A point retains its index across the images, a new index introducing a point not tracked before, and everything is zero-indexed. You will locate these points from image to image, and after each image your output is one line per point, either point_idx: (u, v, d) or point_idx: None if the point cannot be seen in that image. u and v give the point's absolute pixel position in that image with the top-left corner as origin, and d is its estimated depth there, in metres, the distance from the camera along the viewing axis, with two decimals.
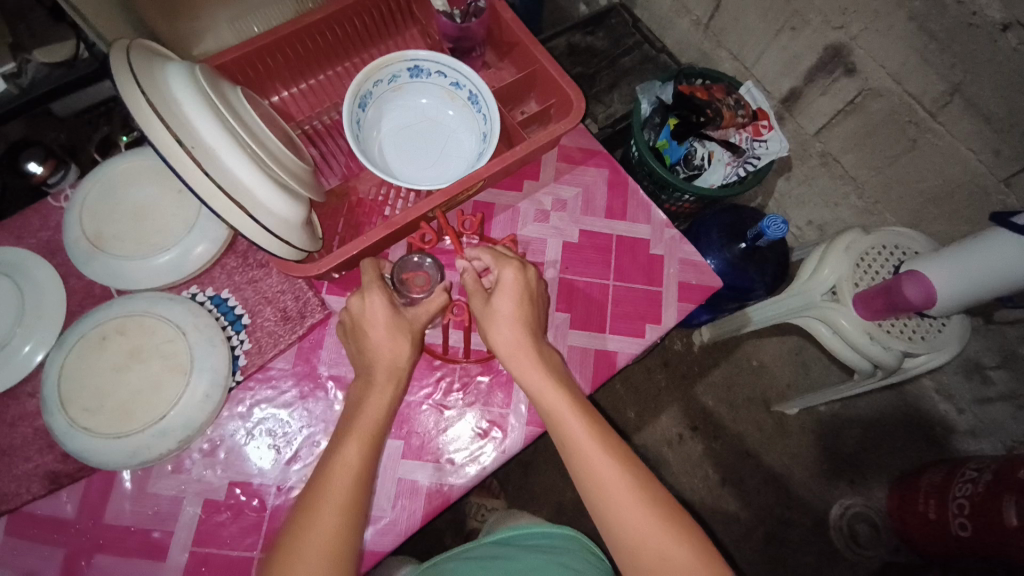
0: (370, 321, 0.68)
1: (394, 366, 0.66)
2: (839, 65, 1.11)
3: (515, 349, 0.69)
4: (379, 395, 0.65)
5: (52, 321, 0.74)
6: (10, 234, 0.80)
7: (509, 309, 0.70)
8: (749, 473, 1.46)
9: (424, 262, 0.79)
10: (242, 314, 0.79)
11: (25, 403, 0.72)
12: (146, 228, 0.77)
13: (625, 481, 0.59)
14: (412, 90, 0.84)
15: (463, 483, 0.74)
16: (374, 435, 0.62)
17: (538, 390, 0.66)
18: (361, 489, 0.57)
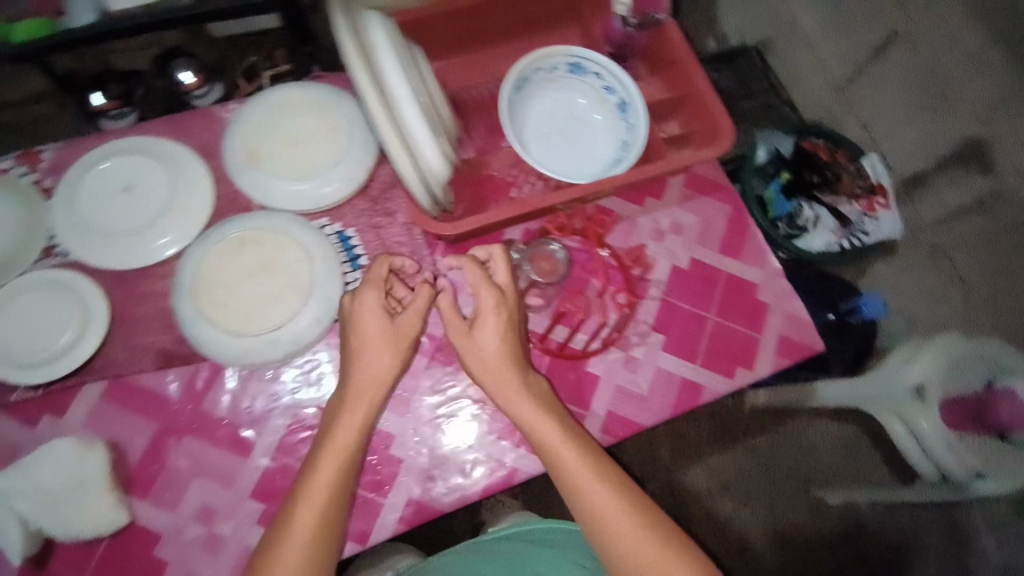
0: (360, 329, 0.68)
1: (373, 382, 0.68)
2: (977, 160, 1.08)
3: (497, 383, 0.69)
4: (352, 419, 0.66)
5: (197, 217, 0.80)
6: (172, 129, 0.85)
7: (495, 342, 0.70)
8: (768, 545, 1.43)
9: (555, 251, 0.84)
10: (361, 255, 0.82)
11: (157, 282, 0.78)
12: (295, 154, 0.82)
13: (625, 517, 0.63)
14: (565, 85, 0.84)
15: (530, 469, 0.76)
16: (348, 450, 0.65)
17: (533, 423, 0.68)
18: (338, 499, 0.63)
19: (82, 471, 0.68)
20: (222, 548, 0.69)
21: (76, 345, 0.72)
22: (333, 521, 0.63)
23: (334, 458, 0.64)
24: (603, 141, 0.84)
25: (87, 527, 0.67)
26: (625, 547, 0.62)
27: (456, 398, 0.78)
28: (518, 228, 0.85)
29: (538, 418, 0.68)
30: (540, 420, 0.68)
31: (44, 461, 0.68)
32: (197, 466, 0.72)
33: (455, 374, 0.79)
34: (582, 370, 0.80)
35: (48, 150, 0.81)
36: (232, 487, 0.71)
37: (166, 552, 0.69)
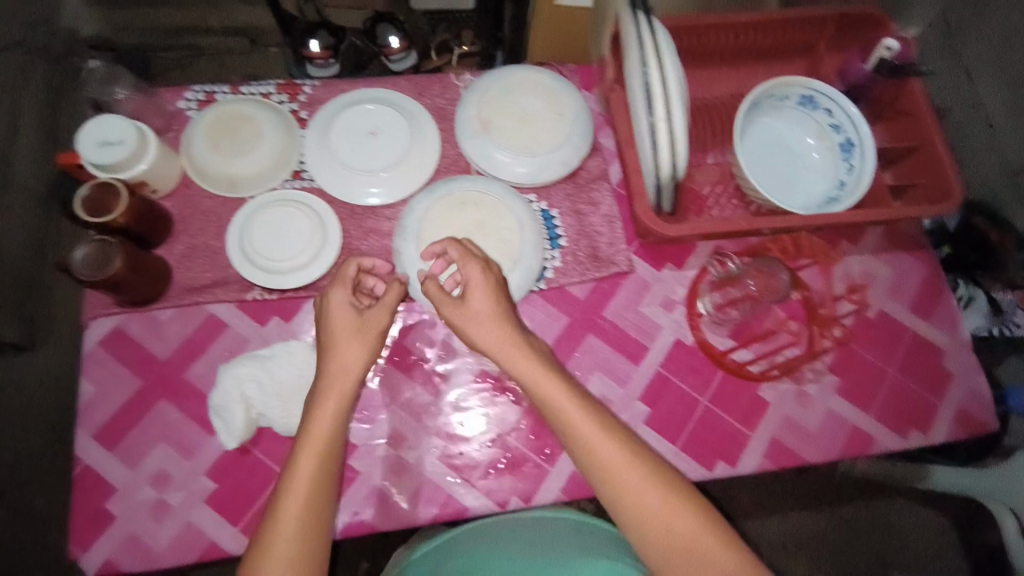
0: (334, 322, 0.70)
1: (347, 371, 0.68)
2: None
3: (493, 345, 0.69)
4: (325, 406, 0.66)
5: (426, 172, 0.87)
6: (413, 88, 0.93)
7: (488, 308, 0.70)
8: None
9: (781, 274, 0.81)
10: (561, 236, 0.86)
11: (383, 222, 0.85)
12: (520, 131, 0.86)
13: (639, 485, 0.64)
14: (789, 116, 0.85)
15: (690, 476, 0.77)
16: (327, 443, 0.65)
17: (531, 380, 0.67)
18: (321, 482, 0.64)
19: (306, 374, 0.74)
20: (404, 474, 0.75)
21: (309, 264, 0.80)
22: (324, 495, 0.64)
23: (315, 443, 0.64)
24: (818, 176, 0.84)
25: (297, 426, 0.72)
26: (642, 513, 0.63)
27: (630, 391, 0.79)
28: (710, 247, 0.85)
29: (533, 371, 0.68)
30: (541, 372, 0.68)
31: (278, 357, 0.74)
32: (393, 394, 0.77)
33: (632, 365, 0.80)
34: (753, 393, 0.81)
35: (308, 86, 0.91)
36: (420, 421, 0.77)
37: (359, 464, 0.75)
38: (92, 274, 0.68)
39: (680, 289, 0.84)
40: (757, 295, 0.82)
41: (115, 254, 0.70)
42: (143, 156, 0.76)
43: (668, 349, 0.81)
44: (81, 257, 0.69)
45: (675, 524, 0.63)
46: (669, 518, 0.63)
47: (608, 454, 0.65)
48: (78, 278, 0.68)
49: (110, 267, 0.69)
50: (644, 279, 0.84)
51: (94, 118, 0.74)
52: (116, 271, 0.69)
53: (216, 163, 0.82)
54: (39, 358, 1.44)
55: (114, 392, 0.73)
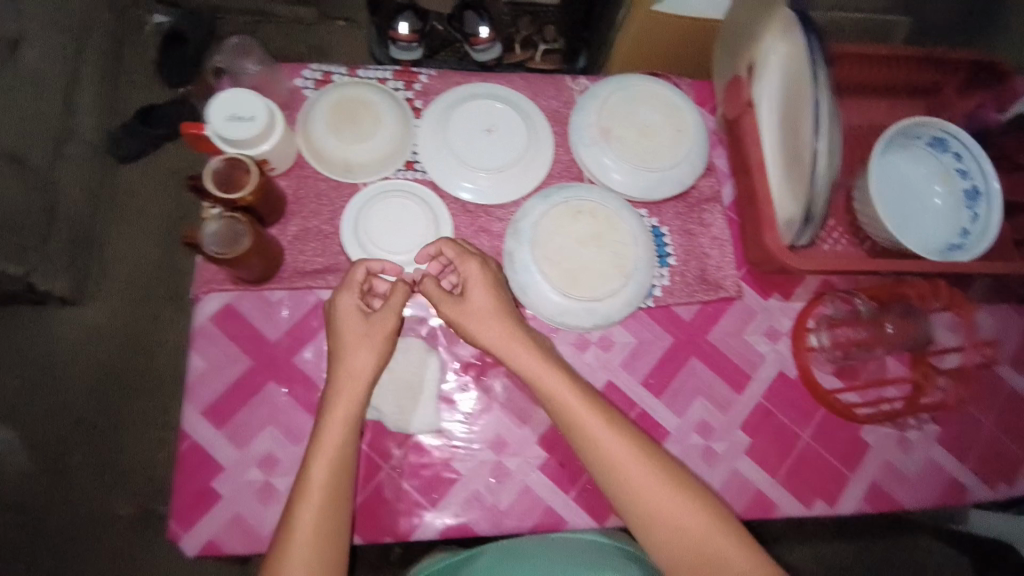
0: (342, 326, 0.68)
1: (358, 375, 0.66)
2: None
3: (501, 341, 0.69)
4: (337, 412, 0.65)
5: (539, 175, 0.86)
6: (528, 87, 0.91)
7: (486, 303, 0.70)
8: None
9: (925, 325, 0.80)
10: (670, 255, 0.85)
11: (495, 223, 0.84)
12: (641, 143, 0.84)
13: (651, 484, 0.65)
14: (913, 153, 0.85)
15: (788, 511, 0.78)
16: (342, 447, 0.64)
17: (532, 371, 0.68)
18: (337, 486, 0.63)
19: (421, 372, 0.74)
20: (504, 479, 0.74)
21: None
22: (341, 498, 0.63)
23: (330, 443, 0.64)
24: (936, 222, 0.84)
25: (410, 423, 0.72)
26: (654, 509, 0.64)
27: (731, 418, 0.79)
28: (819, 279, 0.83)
29: (535, 364, 0.69)
30: (541, 365, 0.68)
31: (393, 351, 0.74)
32: (498, 398, 0.76)
33: (735, 393, 0.80)
34: (854, 434, 0.82)
35: (424, 75, 0.89)
36: (523, 428, 0.75)
37: (461, 466, 0.73)
38: (221, 250, 0.67)
39: (784, 320, 0.83)
40: (887, 341, 0.80)
41: (245, 234, 0.69)
42: (273, 135, 0.74)
43: (770, 381, 0.81)
44: (212, 232, 0.68)
45: (680, 521, 0.64)
46: (670, 511, 0.64)
47: (610, 447, 0.65)
48: (207, 253, 0.67)
49: (239, 246, 0.68)
50: (751, 307, 0.83)
51: (231, 90, 0.72)
52: (245, 251, 0.68)
53: (335, 145, 0.80)
54: (90, 314, 1.47)
55: (224, 370, 0.73)
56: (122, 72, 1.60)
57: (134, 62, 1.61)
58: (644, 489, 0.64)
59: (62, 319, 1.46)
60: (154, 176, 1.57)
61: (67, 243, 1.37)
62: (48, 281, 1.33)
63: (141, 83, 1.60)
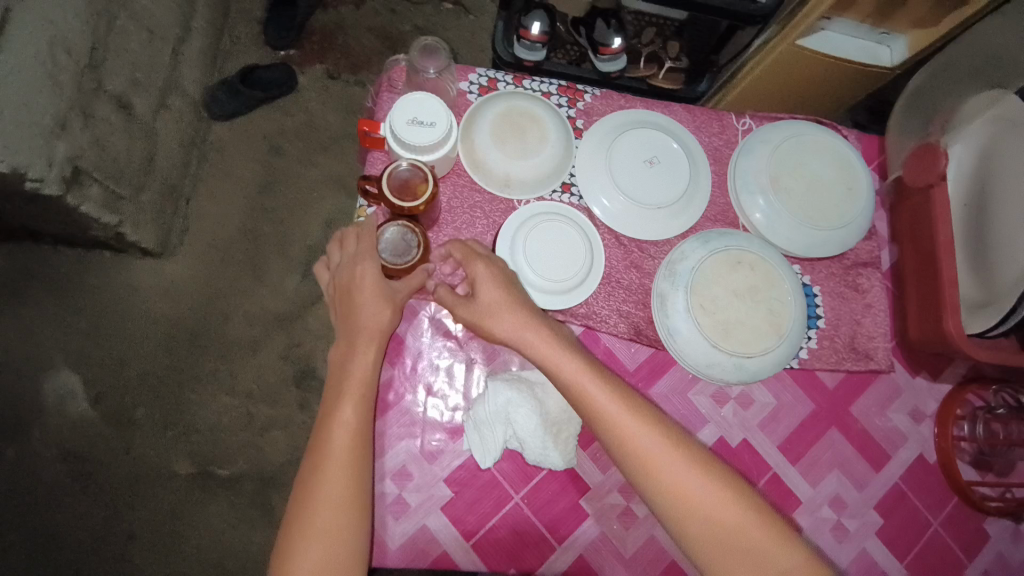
0: (360, 289, 0.66)
1: (374, 328, 0.66)
2: None
3: (516, 332, 0.66)
4: (356, 365, 0.64)
5: (694, 216, 0.84)
6: (692, 121, 0.90)
7: (494, 295, 0.68)
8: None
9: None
10: (819, 316, 0.82)
11: (647, 260, 0.83)
12: (809, 198, 0.82)
13: (686, 470, 0.57)
14: None
15: None
16: (362, 397, 0.63)
17: (553, 362, 0.64)
18: (359, 443, 0.61)
19: (566, 408, 0.71)
20: (632, 528, 0.71)
21: (572, 288, 0.78)
22: (360, 452, 0.61)
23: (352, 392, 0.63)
24: None
25: (549, 460, 0.69)
26: (689, 500, 0.56)
27: (866, 496, 0.77)
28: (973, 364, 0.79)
29: (558, 354, 0.64)
30: (561, 354, 0.64)
31: (541, 383, 0.71)
32: None
33: (871, 471, 0.77)
34: (983, 530, 0.79)
35: (589, 94, 0.88)
36: None
37: (590, 508, 0.71)
38: (395, 261, 0.70)
39: (932, 402, 0.81)
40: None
41: (415, 247, 0.72)
42: (440, 148, 0.72)
43: (910, 463, 0.78)
44: (387, 241, 0.71)
45: (718, 514, 0.56)
46: (703, 501, 0.56)
47: (647, 442, 0.59)
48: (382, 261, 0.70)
49: (411, 260, 0.71)
50: (897, 382, 0.81)
51: (418, 93, 0.71)
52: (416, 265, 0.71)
53: (499, 158, 0.79)
54: (170, 268, 1.39)
55: None
56: (227, 24, 1.53)
57: (241, 16, 1.54)
58: (688, 491, 0.57)
59: (140, 271, 1.37)
60: (248, 135, 1.48)
61: (157, 194, 1.31)
62: (134, 231, 1.26)
63: (246, 37, 1.53)
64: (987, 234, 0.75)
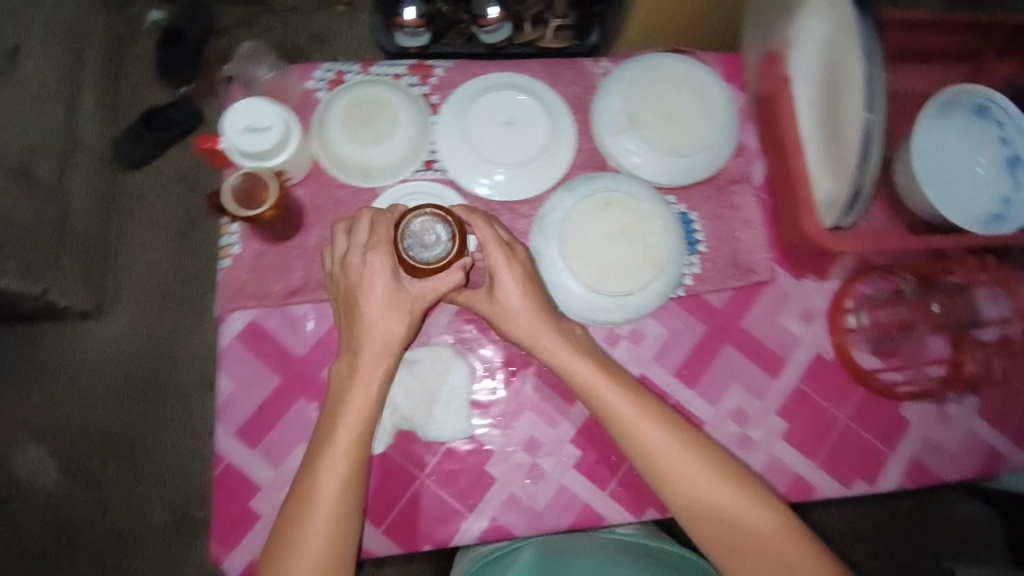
0: (369, 291, 0.66)
1: (385, 342, 0.66)
2: None
3: (528, 338, 0.68)
4: (353, 398, 0.64)
5: (561, 167, 0.83)
6: (547, 73, 0.89)
7: (517, 298, 0.69)
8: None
9: (980, 304, 0.78)
10: (699, 241, 0.83)
11: (519, 220, 0.84)
12: (670, 129, 0.83)
13: (696, 470, 0.64)
14: (961, 127, 0.80)
15: (829, 493, 0.77)
16: (359, 440, 0.63)
17: (564, 363, 0.68)
18: (353, 486, 0.62)
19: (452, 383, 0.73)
20: (539, 482, 0.73)
21: None
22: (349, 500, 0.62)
23: (351, 418, 0.63)
24: (980, 195, 0.79)
25: (444, 432, 0.72)
26: (697, 495, 0.63)
27: (768, 404, 0.79)
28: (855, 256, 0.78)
29: (573, 358, 0.68)
30: (574, 359, 0.68)
31: (425, 363, 0.73)
32: (530, 399, 0.75)
33: (769, 378, 0.79)
34: (891, 411, 0.80)
35: (440, 68, 0.86)
36: (556, 427, 0.75)
37: (496, 472, 0.73)
38: (423, 258, 0.66)
39: (821, 301, 0.82)
40: (938, 320, 0.79)
41: (447, 240, 0.67)
42: (284, 149, 0.72)
43: (808, 364, 0.80)
44: (414, 237, 0.67)
45: (723, 510, 0.63)
46: (713, 499, 0.63)
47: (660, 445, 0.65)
48: (408, 257, 0.66)
49: (444, 256, 0.66)
50: (784, 291, 0.82)
51: (244, 100, 0.70)
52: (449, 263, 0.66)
53: (353, 150, 0.79)
54: (114, 326, 1.39)
55: (254, 389, 0.72)
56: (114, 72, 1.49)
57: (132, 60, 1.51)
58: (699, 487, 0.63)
59: (85, 336, 1.38)
60: (164, 178, 1.46)
61: (81, 254, 1.31)
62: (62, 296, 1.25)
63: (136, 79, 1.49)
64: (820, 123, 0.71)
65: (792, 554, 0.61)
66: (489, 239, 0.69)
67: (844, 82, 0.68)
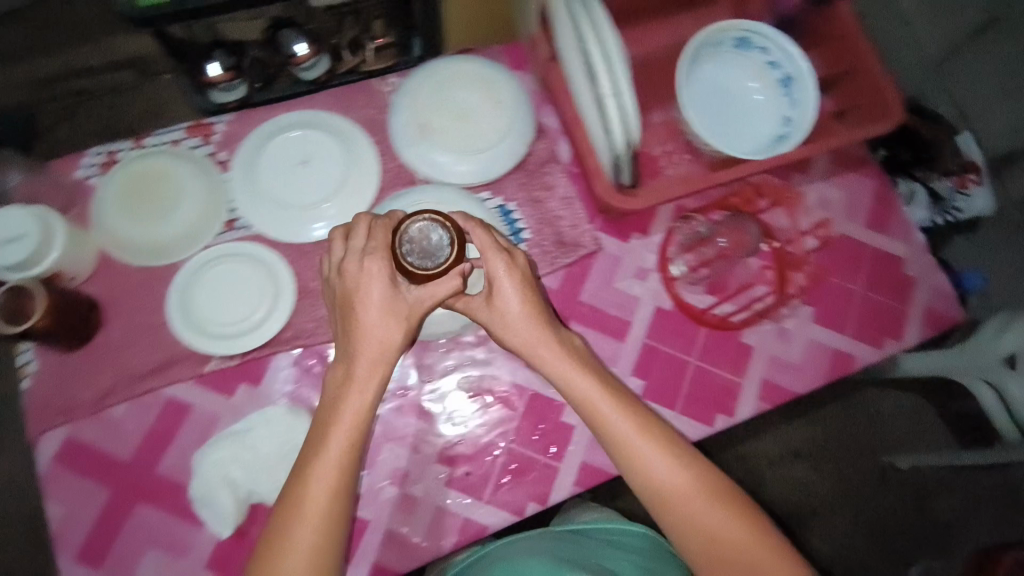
0: (364, 299, 0.62)
1: (382, 350, 0.62)
2: None
3: (526, 346, 0.66)
4: (347, 409, 0.61)
5: (367, 191, 0.81)
6: (334, 99, 0.85)
7: (516, 304, 0.66)
8: (834, 534, 1.61)
9: (752, 228, 0.87)
10: (523, 229, 0.84)
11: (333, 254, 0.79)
12: (465, 128, 0.82)
13: (691, 489, 0.63)
14: (729, 62, 0.84)
15: (694, 434, 0.80)
16: (356, 444, 0.61)
17: (570, 376, 0.65)
18: (342, 494, 0.60)
19: (294, 434, 0.71)
20: (414, 509, 0.74)
21: (266, 322, 0.74)
22: (340, 512, 0.60)
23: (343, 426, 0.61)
24: (761, 117, 0.84)
25: None
26: (692, 515, 0.63)
27: (621, 368, 0.81)
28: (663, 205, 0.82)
29: (570, 369, 0.66)
30: (576, 372, 0.66)
31: (257, 425, 0.72)
32: (389, 430, 0.76)
33: (618, 343, 0.82)
34: (736, 340, 0.83)
35: (219, 123, 0.81)
36: (419, 451, 0.75)
37: (367, 513, 0.73)
38: (423, 264, 0.62)
39: (649, 256, 0.84)
40: (729, 251, 0.86)
41: (449, 244, 0.63)
42: (53, 247, 0.69)
43: (650, 319, 0.83)
44: (416, 242, 0.63)
45: (719, 534, 0.62)
46: (711, 526, 0.62)
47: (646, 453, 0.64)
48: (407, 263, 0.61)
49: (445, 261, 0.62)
50: (614, 254, 0.84)
51: None
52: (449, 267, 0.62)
53: (138, 232, 0.75)
54: None
55: (84, 508, 0.70)
56: None
57: None
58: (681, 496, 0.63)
59: None
60: None
61: None
62: None
63: None
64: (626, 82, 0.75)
65: (763, 557, 0.62)
66: (488, 246, 0.66)
67: (574, 48, 0.68)
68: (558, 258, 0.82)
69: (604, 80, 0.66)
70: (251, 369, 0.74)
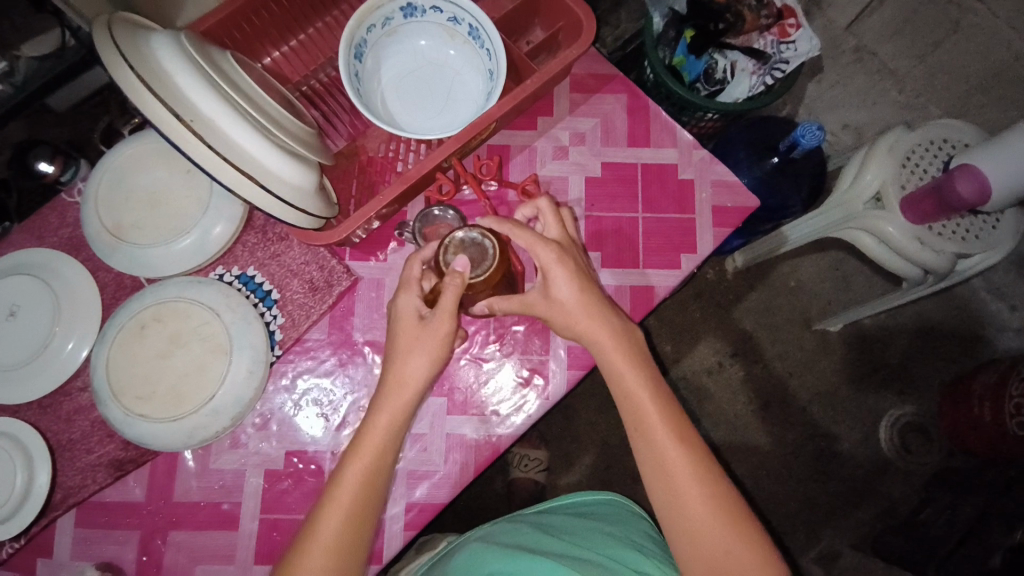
0: (402, 320, 0.64)
1: (405, 382, 0.63)
2: None
3: (580, 332, 0.67)
4: (378, 423, 0.62)
5: (88, 318, 0.75)
6: (30, 236, 0.81)
7: (573, 296, 0.66)
8: (799, 418, 1.53)
9: (447, 215, 0.75)
10: (271, 289, 0.78)
11: (77, 398, 0.75)
12: (161, 213, 0.75)
13: (693, 487, 0.61)
14: (410, 32, 0.77)
15: (510, 432, 0.76)
16: (383, 454, 0.61)
17: (619, 371, 0.66)
18: (356, 525, 0.59)
19: None
20: None
21: (29, 489, 0.69)
22: (357, 543, 0.59)
23: (360, 466, 0.60)
24: (468, 77, 0.78)
25: None
26: (688, 515, 0.60)
27: None
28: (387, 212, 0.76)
29: (621, 366, 0.66)
30: (620, 365, 0.66)
31: None
32: (195, 551, 0.71)
33: None
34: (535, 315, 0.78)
35: None
36: (234, 561, 0.71)
37: None
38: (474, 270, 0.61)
39: None
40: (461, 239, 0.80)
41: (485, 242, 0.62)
42: None
43: None
44: (456, 250, 0.62)
45: (719, 544, 0.59)
46: (703, 534, 0.60)
47: (651, 418, 0.64)
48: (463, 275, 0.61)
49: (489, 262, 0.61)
50: (375, 277, 0.80)
51: None
52: (490, 274, 0.61)
53: None
54: None
55: None
56: None
57: None
58: (674, 473, 0.62)
59: None
60: None
61: None
62: None
63: None
64: (268, 103, 0.66)
65: (741, 554, 0.59)
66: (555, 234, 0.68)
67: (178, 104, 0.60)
68: (315, 310, 0.77)
69: (204, 128, 0.56)
70: (37, 540, 0.72)
